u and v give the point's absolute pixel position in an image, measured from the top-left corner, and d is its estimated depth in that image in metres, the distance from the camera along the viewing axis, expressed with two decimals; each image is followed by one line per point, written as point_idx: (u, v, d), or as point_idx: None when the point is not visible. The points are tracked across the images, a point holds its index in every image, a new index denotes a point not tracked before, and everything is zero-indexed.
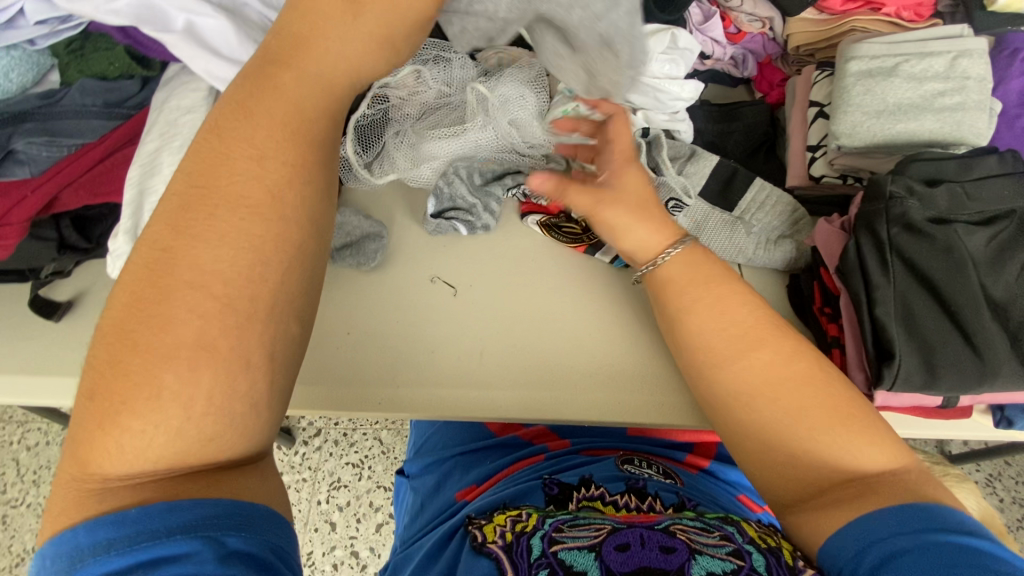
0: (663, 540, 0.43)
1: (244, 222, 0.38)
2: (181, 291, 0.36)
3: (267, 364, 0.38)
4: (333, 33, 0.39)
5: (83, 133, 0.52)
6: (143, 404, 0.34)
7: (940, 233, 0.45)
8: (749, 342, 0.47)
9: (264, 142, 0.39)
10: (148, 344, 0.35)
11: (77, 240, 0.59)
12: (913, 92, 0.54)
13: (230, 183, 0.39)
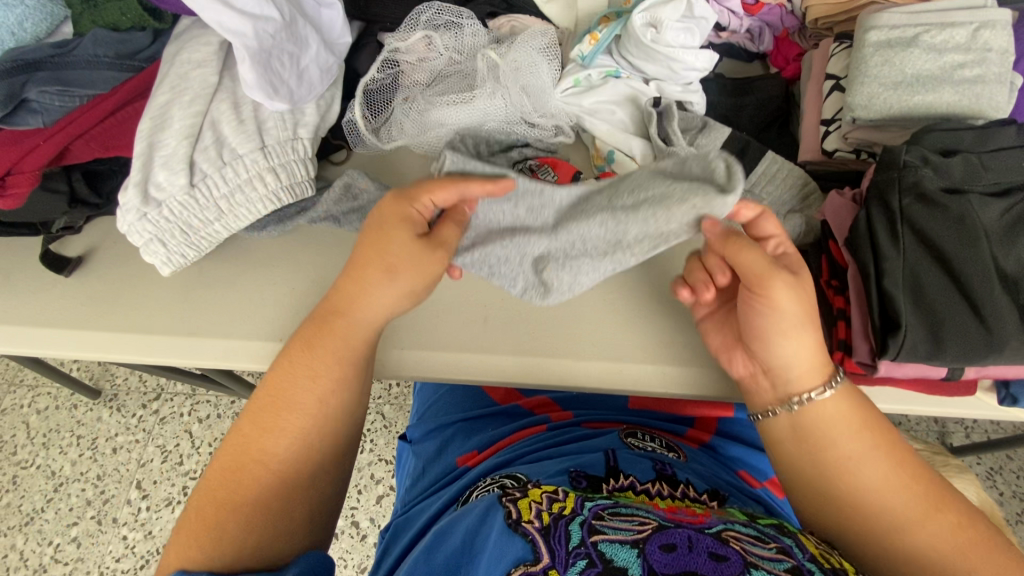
0: (714, 547, 0.40)
1: (298, 439, 0.50)
2: (253, 466, 0.49)
3: (302, 507, 0.51)
4: (379, 289, 0.50)
5: (94, 84, 0.52)
6: (215, 530, 0.46)
7: (952, 203, 0.45)
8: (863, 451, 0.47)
9: (321, 373, 0.51)
10: (229, 490, 0.48)
11: (88, 195, 0.58)
12: (932, 63, 0.53)
13: (294, 420, 0.50)
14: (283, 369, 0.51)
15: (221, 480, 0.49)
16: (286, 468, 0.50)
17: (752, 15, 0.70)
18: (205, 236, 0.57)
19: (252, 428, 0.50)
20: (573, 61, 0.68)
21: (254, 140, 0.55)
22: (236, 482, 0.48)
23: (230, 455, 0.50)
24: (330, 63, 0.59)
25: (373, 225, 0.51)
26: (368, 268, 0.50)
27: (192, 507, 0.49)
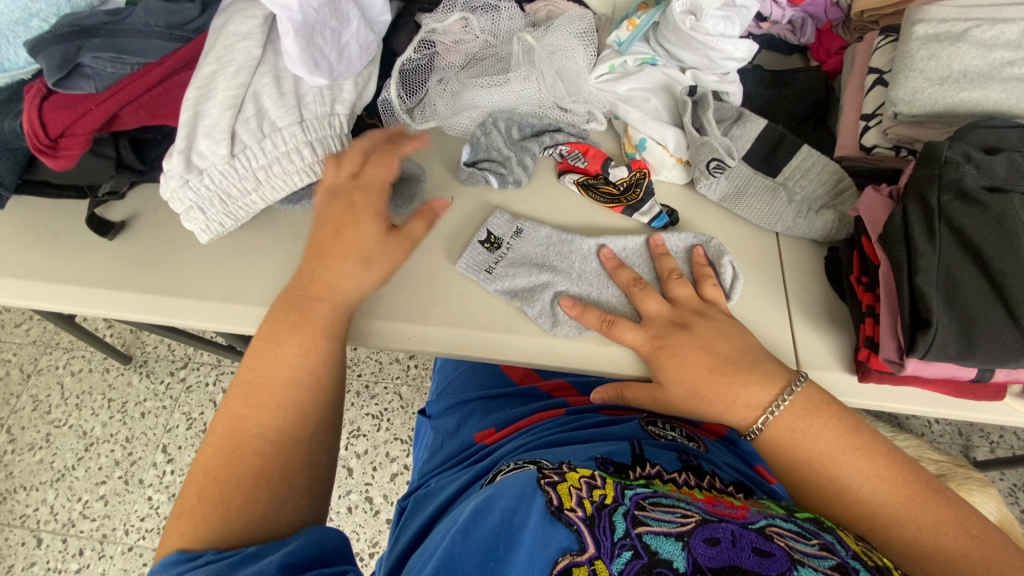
0: (757, 542, 0.40)
1: (284, 415, 0.50)
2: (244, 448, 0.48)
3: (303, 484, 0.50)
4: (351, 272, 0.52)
5: (145, 52, 0.54)
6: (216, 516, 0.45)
7: (994, 201, 0.44)
8: (843, 449, 0.48)
9: (299, 347, 0.51)
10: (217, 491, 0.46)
11: (134, 161, 0.61)
12: (980, 59, 0.52)
13: (274, 392, 0.50)
14: (257, 351, 0.51)
15: (215, 450, 0.48)
16: (287, 425, 0.50)
17: (795, 6, 0.68)
18: (243, 206, 0.58)
19: (241, 406, 0.49)
20: (609, 46, 0.68)
21: (293, 113, 0.56)
22: (236, 452, 0.47)
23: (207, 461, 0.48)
24: (370, 40, 0.60)
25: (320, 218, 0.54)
26: (334, 258, 0.53)
27: (190, 491, 0.46)
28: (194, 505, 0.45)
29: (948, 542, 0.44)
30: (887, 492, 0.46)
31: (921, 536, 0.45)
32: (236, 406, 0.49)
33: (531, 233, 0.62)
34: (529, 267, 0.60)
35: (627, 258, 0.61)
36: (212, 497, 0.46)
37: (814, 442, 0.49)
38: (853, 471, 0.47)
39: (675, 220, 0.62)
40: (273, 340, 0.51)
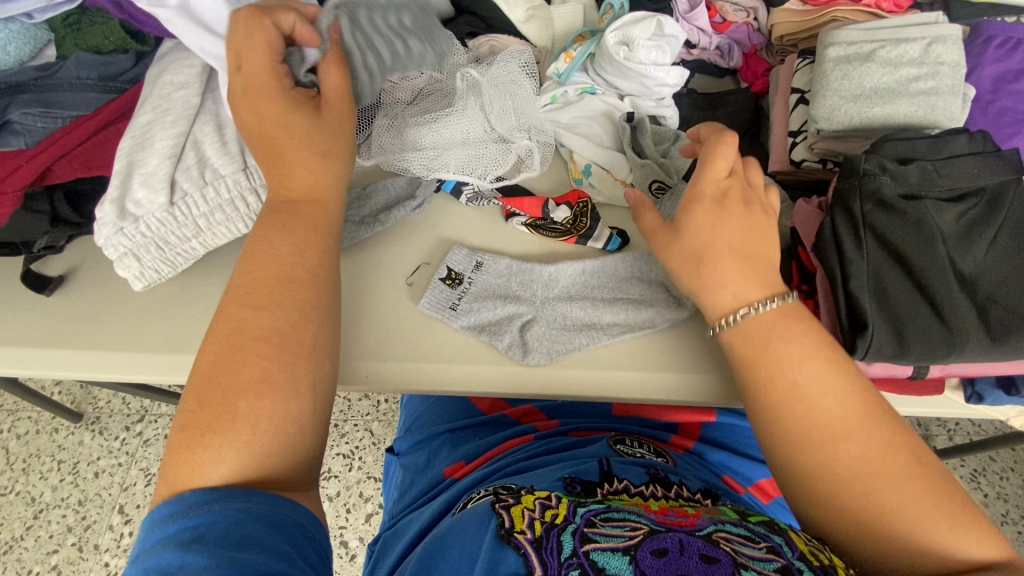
0: (704, 549, 0.41)
1: (278, 317, 0.46)
2: (251, 346, 0.45)
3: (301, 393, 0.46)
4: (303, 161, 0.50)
5: (77, 105, 0.53)
6: (224, 426, 0.42)
7: (910, 208, 0.47)
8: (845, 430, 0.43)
9: (292, 241, 0.49)
10: (222, 422, 0.43)
11: (71, 215, 0.59)
12: (889, 77, 0.55)
13: (278, 275, 0.48)
14: (252, 255, 0.49)
15: (218, 357, 0.45)
16: (285, 337, 0.46)
17: (721, 33, 0.73)
18: (181, 252, 0.59)
19: (235, 310, 0.46)
20: (549, 78, 0.71)
21: (236, 160, 0.56)
22: (233, 361, 0.44)
23: (206, 369, 0.45)
24: None
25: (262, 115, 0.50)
26: (286, 149, 0.50)
27: (192, 400, 0.44)
28: (198, 414, 0.43)
29: (916, 503, 0.41)
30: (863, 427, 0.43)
31: (890, 490, 0.42)
32: (232, 310, 0.46)
33: (490, 265, 0.63)
34: (494, 300, 0.61)
35: (585, 282, 0.62)
36: (216, 403, 0.43)
37: (796, 358, 0.45)
38: (827, 392, 0.44)
39: (627, 239, 0.64)
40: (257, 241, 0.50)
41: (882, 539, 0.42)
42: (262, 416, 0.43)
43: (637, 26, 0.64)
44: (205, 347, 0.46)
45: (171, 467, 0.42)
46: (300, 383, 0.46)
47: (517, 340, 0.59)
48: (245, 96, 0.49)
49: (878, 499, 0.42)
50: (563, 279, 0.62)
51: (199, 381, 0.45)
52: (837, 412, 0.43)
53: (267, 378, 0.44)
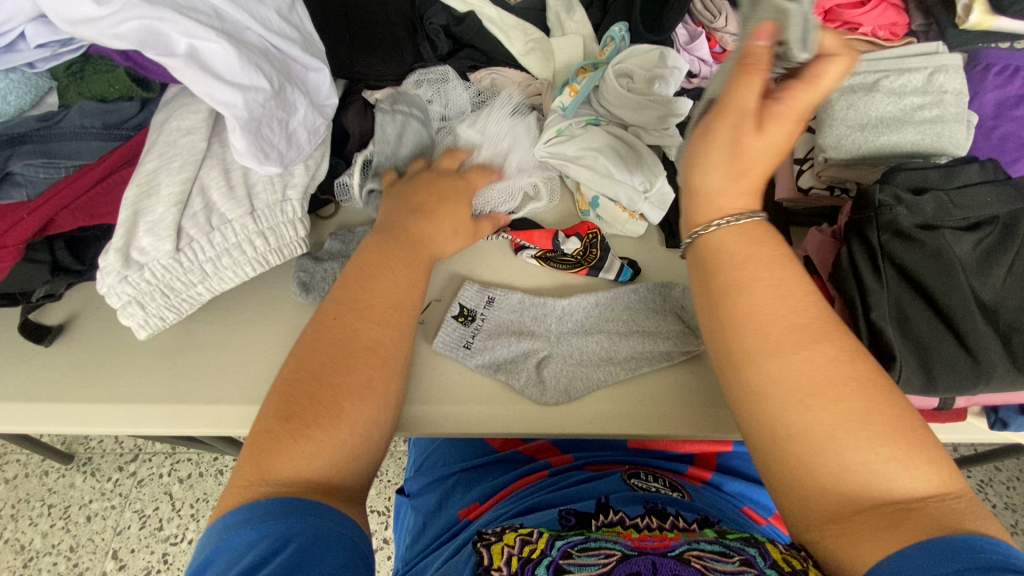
0: (676, 568, 0.39)
1: (393, 334, 0.49)
2: (366, 351, 0.47)
3: (385, 415, 0.47)
4: (435, 230, 0.57)
5: (81, 154, 0.51)
6: (326, 422, 0.43)
7: (929, 238, 0.47)
8: (810, 335, 0.41)
9: (397, 263, 0.53)
10: (330, 417, 0.44)
11: (72, 262, 0.58)
12: (893, 106, 0.55)
13: (393, 290, 0.51)
14: (367, 269, 0.52)
15: (329, 355, 0.46)
16: (392, 352, 0.49)
17: (720, 63, 0.73)
18: (186, 297, 0.58)
19: (351, 318, 0.48)
20: (554, 111, 0.69)
21: (244, 205, 0.56)
22: (344, 364, 0.46)
23: (311, 361, 0.46)
24: (318, 124, 0.59)
25: (420, 184, 0.60)
26: (433, 216, 0.57)
27: (297, 391, 0.44)
28: (304, 407, 0.44)
29: (873, 424, 0.38)
30: (830, 339, 0.41)
31: (846, 409, 0.38)
32: (349, 317, 0.48)
33: (502, 300, 0.62)
34: (508, 335, 0.60)
35: (598, 314, 0.62)
36: (321, 398, 0.44)
37: (759, 267, 0.43)
38: (788, 299, 0.42)
39: (638, 269, 0.65)
40: (368, 258, 0.53)
41: (822, 465, 0.38)
42: (361, 421, 0.45)
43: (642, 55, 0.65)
44: (316, 339, 0.47)
45: (264, 455, 0.42)
46: (389, 398, 0.48)
47: (531, 378, 0.58)
48: (430, 183, 0.60)
49: (829, 416, 0.38)
50: (574, 312, 0.62)
51: (298, 374, 0.45)
52: (805, 321, 0.41)
53: (370, 385, 0.46)
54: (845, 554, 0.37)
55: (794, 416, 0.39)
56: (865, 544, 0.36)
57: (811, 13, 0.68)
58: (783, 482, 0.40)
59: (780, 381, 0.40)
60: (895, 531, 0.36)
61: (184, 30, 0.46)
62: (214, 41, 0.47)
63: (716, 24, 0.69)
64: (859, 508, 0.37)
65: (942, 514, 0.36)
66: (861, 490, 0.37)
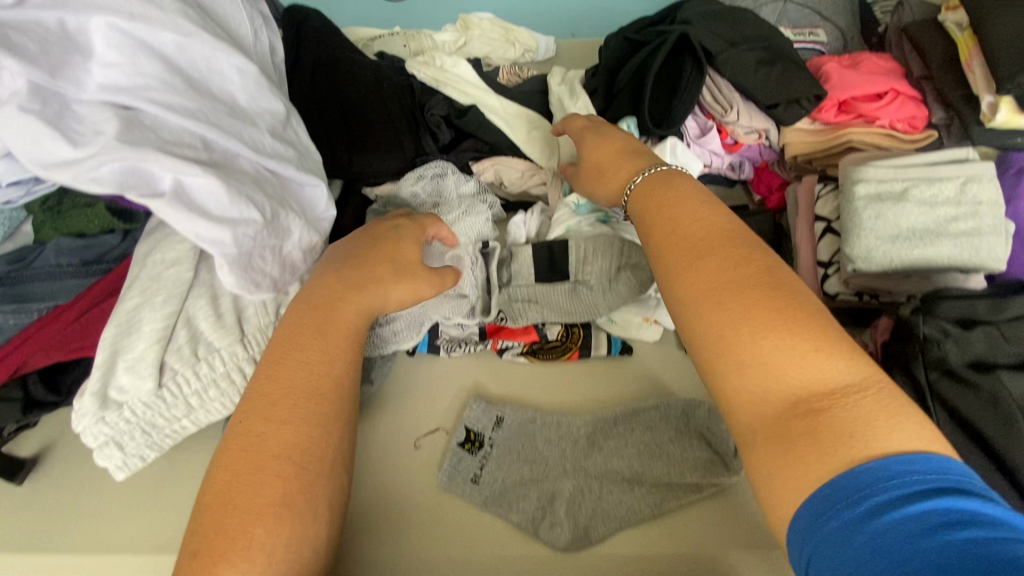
0: None
1: (308, 427, 0.42)
2: (270, 460, 0.40)
3: (311, 510, 0.40)
4: (382, 289, 0.51)
5: (55, 294, 0.47)
6: (236, 556, 0.37)
7: (984, 381, 0.43)
8: (696, 253, 0.43)
9: (315, 326, 0.47)
10: (239, 547, 0.37)
11: (46, 395, 0.54)
12: (926, 217, 0.52)
13: (318, 349, 0.46)
14: (275, 361, 0.45)
15: (232, 473, 0.40)
16: (307, 453, 0.41)
17: (732, 152, 0.71)
18: (170, 433, 0.53)
19: (256, 422, 0.42)
20: (566, 204, 0.69)
21: (234, 333, 0.52)
22: (250, 481, 0.39)
23: (224, 473, 0.40)
24: (314, 242, 0.55)
25: (371, 236, 0.55)
26: (371, 271, 0.52)
27: (201, 516, 0.39)
28: (210, 541, 0.37)
29: (753, 322, 0.38)
30: (716, 254, 0.43)
31: (731, 311, 0.39)
32: (249, 421, 0.42)
33: (512, 419, 0.58)
34: (519, 462, 0.55)
35: (615, 436, 0.57)
36: (229, 530, 0.38)
37: (655, 210, 0.48)
38: (679, 221, 0.46)
39: (630, 346, 0.64)
40: (285, 334, 0.47)
41: (719, 364, 0.39)
42: (281, 542, 0.38)
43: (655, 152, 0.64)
44: (223, 461, 0.41)
45: None
46: (319, 499, 0.41)
47: (540, 510, 0.53)
48: (361, 236, 0.55)
49: (719, 321, 0.40)
50: (587, 432, 0.57)
51: (216, 497, 0.39)
52: (692, 240, 0.44)
53: (288, 500, 0.39)
54: (782, 488, 0.34)
55: (688, 322, 0.41)
56: (780, 476, 0.34)
57: (826, 104, 0.66)
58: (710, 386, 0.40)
59: (676, 294, 0.43)
60: (806, 447, 0.34)
61: (170, 167, 0.43)
62: (202, 176, 0.44)
63: (728, 118, 0.67)
64: (771, 418, 0.36)
65: (841, 416, 0.34)
66: (763, 392, 0.37)
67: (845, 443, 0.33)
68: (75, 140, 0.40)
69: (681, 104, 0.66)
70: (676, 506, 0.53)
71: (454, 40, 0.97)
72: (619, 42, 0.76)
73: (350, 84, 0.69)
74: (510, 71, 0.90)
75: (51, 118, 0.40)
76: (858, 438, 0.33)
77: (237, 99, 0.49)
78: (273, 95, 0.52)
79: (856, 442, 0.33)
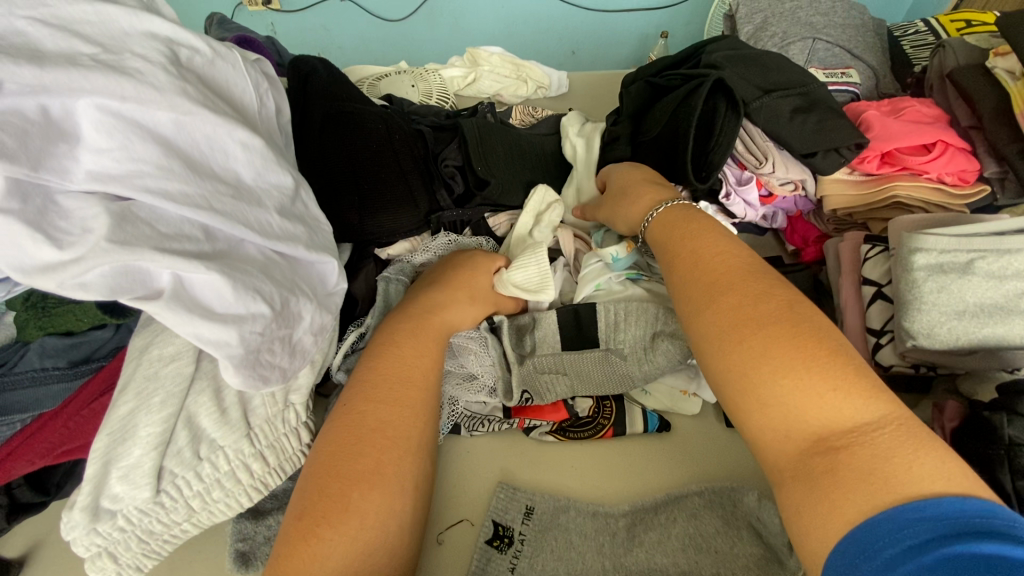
0: None
1: (399, 408, 0.48)
2: (371, 432, 0.46)
3: (405, 486, 0.45)
4: (455, 308, 0.58)
5: (40, 402, 0.43)
6: (337, 518, 0.41)
7: None
8: (717, 286, 0.45)
9: (409, 338, 0.53)
10: (335, 516, 0.41)
11: (32, 497, 0.49)
12: (995, 292, 0.48)
13: (409, 350, 0.52)
14: (380, 353, 0.51)
15: (337, 450, 0.45)
16: (399, 430, 0.47)
17: (767, 204, 0.67)
18: (168, 538, 0.48)
19: (359, 401, 0.48)
20: (598, 258, 0.64)
21: (240, 428, 0.47)
22: (352, 450, 0.44)
23: (332, 447, 0.45)
24: (326, 323, 0.50)
25: (437, 264, 0.64)
26: (455, 290, 0.59)
27: (310, 485, 0.43)
28: (317, 504, 0.42)
29: (773, 356, 0.39)
30: (739, 285, 0.44)
31: (747, 348, 0.40)
32: (358, 401, 0.47)
33: (543, 507, 0.54)
34: (555, 563, 0.50)
35: (663, 527, 0.52)
36: (333, 493, 0.42)
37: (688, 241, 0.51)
38: (710, 258, 0.48)
39: (667, 421, 0.60)
40: (381, 341, 0.53)
41: (745, 406, 0.40)
42: (374, 506, 0.42)
43: None
44: (333, 434, 0.46)
45: (286, 557, 0.40)
46: (406, 479, 0.45)
47: None
48: (444, 263, 0.64)
49: (743, 356, 0.40)
50: (627, 520, 0.53)
51: (325, 469, 0.44)
52: (715, 273, 0.46)
53: (380, 470, 0.44)
54: (801, 528, 0.35)
55: (710, 359, 0.43)
56: (809, 516, 0.34)
57: (868, 155, 0.62)
58: (741, 432, 0.40)
59: (702, 335, 0.44)
60: (829, 480, 0.34)
61: (167, 265, 0.38)
62: (204, 272, 0.39)
63: (766, 169, 0.62)
64: (795, 457, 0.36)
65: (862, 453, 0.34)
66: (787, 430, 0.37)
67: (867, 481, 0.33)
68: (61, 242, 0.35)
69: (718, 148, 0.61)
70: None
71: (463, 75, 0.95)
72: (641, 86, 0.72)
73: (359, 137, 0.64)
74: (525, 111, 0.86)
75: (32, 218, 0.34)
76: (879, 474, 0.33)
77: (241, 176, 0.45)
78: (279, 169, 0.48)
79: (876, 480, 0.32)
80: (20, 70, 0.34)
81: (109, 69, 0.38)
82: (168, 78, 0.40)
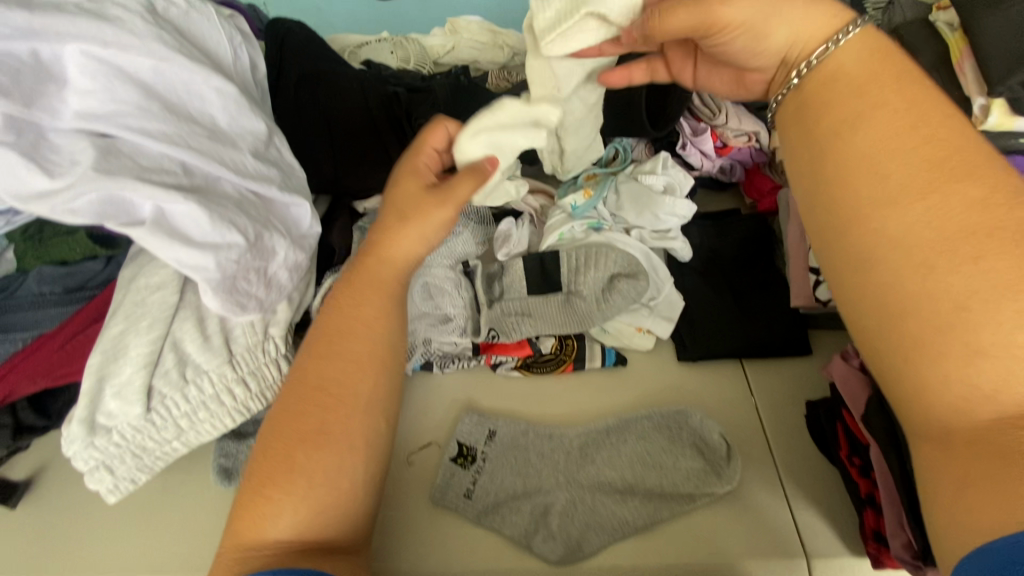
0: None
1: (345, 372, 0.50)
2: (320, 395, 0.49)
3: (355, 449, 0.48)
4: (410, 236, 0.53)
5: (39, 323, 0.48)
6: (282, 481, 0.46)
7: None
8: (930, 182, 0.39)
9: (363, 298, 0.53)
10: (287, 479, 0.46)
11: (36, 420, 0.54)
12: None
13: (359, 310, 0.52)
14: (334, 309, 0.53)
15: (288, 412, 0.48)
16: (345, 392, 0.49)
17: (723, 155, 0.72)
18: (160, 455, 0.53)
19: (310, 364, 0.50)
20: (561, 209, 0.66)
21: (222, 354, 0.51)
22: (299, 412, 0.48)
23: (288, 413, 0.48)
24: (301, 260, 0.54)
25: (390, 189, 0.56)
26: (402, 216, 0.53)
27: (263, 444, 0.48)
28: (268, 464, 0.47)
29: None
30: (965, 179, 0.38)
31: (990, 269, 0.35)
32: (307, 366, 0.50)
33: (504, 433, 0.58)
34: (512, 476, 0.55)
35: (609, 446, 0.56)
36: (280, 454, 0.47)
37: (875, 96, 0.42)
38: (909, 137, 0.40)
39: (625, 357, 0.64)
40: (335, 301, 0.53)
41: (950, 347, 0.36)
42: (321, 469, 0.46)
43: (647, 164, 0.68)
44: (288, 396, 0.50)
45: (244, 518, 0.45)
46: (354, 437, 0.48)
47: (532, 524, 0.52)
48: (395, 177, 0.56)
49: (978, 276, 0.36)
50: (579, 442, 0.57)
51: (278, 431, 0.48)
52: (932, 159, 0.39)
53: (324, 431, 0.47)
54: (958, 517, 0.34)
55: (890, 277, 0.39)
56: (975, 499, 0.34)
57: None
58: (909, 371, 0.38)
59: (896, 243, 0.39)
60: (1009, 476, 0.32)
61: (149, 195, 0.42)
62: (181, 203, 0.43)
63: (717, 121, 0.67)
64: (986, 425, 0.35)
65: None
66: (999, 392, 0.34)
67: None
68: (52, 172, 0.40)
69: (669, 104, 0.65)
70: (678, 515, 0.52)
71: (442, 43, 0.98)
72: None
73: (334, 96, 0.68)
74: (499, 76, 0.90)
75: (25, 148, 0.39)
76: None
77: (218, 121, 0.49)
78: (253, 114, 0.52)
79: None
80: (13, 15, 0.39)
81: (92, 16, 0.42)
82: (146, 26, 0.44)
